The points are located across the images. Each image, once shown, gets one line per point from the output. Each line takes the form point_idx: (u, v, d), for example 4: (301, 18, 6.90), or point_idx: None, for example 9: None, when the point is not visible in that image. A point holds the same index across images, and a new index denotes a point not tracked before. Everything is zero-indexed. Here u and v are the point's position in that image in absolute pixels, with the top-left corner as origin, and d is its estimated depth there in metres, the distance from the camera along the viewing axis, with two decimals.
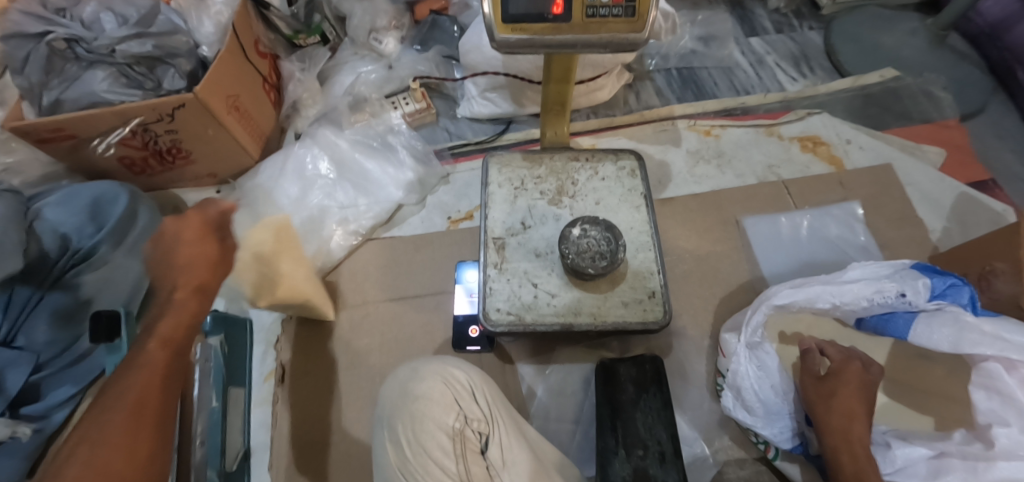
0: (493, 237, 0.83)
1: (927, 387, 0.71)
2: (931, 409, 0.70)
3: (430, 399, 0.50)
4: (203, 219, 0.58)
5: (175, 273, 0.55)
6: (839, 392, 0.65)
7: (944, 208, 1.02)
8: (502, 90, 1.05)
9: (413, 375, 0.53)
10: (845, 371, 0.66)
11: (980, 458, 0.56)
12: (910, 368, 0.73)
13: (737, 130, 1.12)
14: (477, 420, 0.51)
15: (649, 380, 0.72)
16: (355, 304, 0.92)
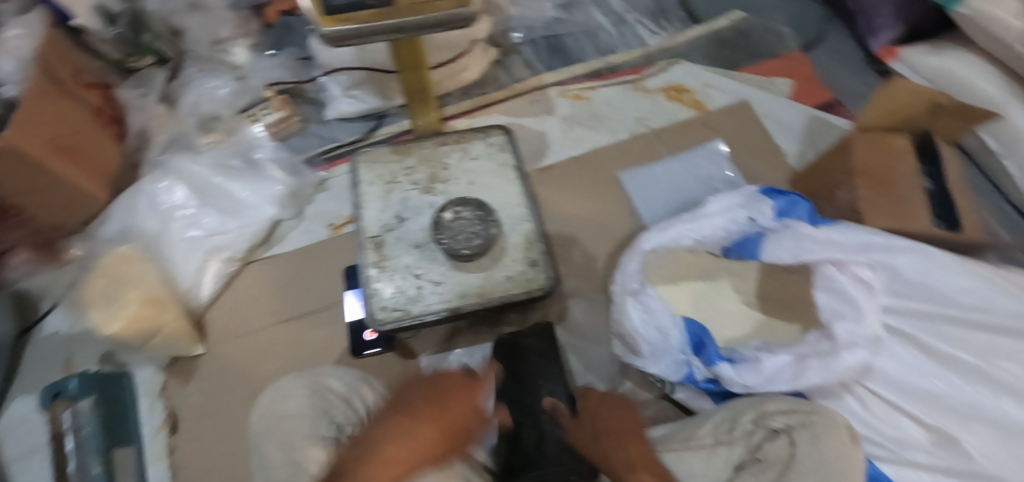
0: (370, 237, 0.81)
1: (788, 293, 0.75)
2: (787, 315, 0.74)
3: (300, 414, 0.55)
4: (460, 379, 0.59)
5: (414, 424, 0.54)
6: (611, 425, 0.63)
7: (797, 132, 1.10)
8: (365, 86, 1.01)
9: (280, 397, 0.58)
10: (597, 406, 0.66)
11: (829, 351, 0.65)
12: (778, 284, 0.76)
13: (607, 89, 1.13)
14: (352, 426, 0.57)
15: (550, 348, 0.74)
16: (245, 333, 0.87)
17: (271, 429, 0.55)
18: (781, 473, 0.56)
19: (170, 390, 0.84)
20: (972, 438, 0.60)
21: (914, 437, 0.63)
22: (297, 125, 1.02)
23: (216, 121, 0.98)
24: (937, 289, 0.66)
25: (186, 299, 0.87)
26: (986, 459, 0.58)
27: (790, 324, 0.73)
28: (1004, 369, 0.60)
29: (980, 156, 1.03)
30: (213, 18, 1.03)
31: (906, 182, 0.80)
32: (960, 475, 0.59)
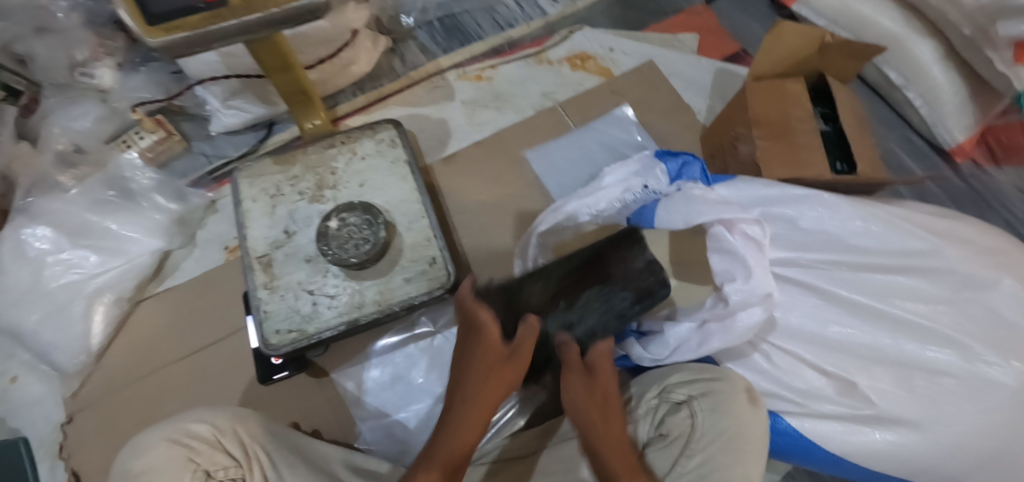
0: (257, 257, 0.76)
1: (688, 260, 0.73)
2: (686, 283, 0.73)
3: (155, 468, 0.55)
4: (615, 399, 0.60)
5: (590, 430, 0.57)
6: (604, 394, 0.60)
7: (706, 87, 1.07)
8: (245, 95, 0.92)
9: (134, 450, 0.57)
10: (599, 355, 0.61)
11: (725, 315, 0.62)
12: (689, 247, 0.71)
13: (508, 66, 1.07)
14: (224, 470, 0.58)
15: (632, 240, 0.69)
16: (143, 376, 0.82)
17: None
18: (684, 447, 0.57)
19: (69, 448, 0.79)
20: (875, 384, 0.58)
21: (819, 388, 0.60)
22: (179, 145, 0.95)
23: (77, 153, 0.88)
24: (834, 236, 0.64)
25: (71, 349, 0.80)
26: (887, 402, 0.58)
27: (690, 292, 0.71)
28: (906, 308, 0.60)
29: (886, 90, 1.02)
30: (68, 38, 0.88)
31: (803, 127, 0.78)
32: (865, 421, 0.58)
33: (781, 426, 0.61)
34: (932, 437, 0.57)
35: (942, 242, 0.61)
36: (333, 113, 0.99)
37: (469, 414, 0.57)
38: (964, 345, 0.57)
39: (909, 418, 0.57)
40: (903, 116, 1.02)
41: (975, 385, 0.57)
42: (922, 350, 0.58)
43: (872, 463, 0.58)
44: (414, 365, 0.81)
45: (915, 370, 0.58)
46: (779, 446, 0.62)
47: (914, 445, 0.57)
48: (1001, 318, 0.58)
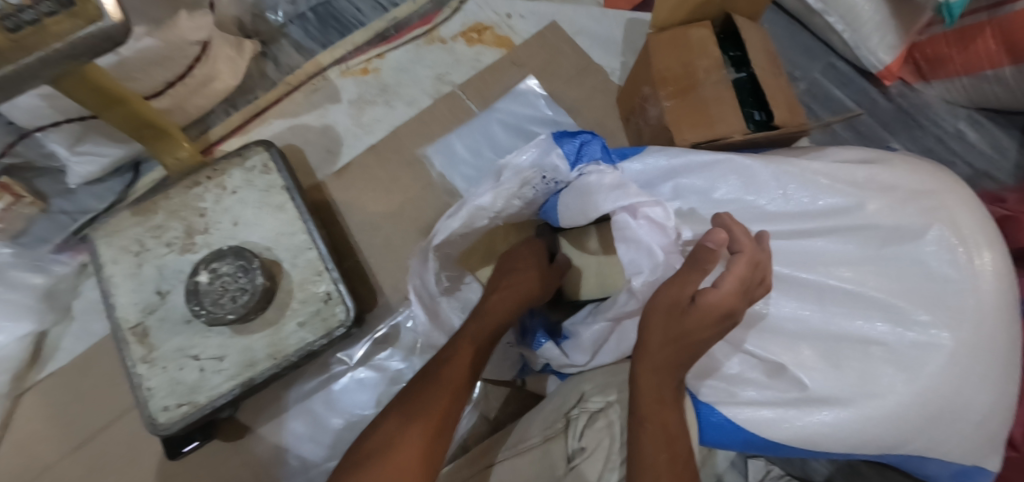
0: (128, 328, 0.67)
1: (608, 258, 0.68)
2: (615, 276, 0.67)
3: None
4: (715, 328, 0.46)
5: (658, 384, 0.49)
6: (702, 330, 0.46)
7: (616, 43, 0.97)
8: (95, 136, 0.80)
9: None
10: (730, 283, 0.46)
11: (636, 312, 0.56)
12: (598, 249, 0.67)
13: (395, 52, 0.95)
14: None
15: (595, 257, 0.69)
16: (38, 477, 0.74)
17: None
18: (607, 460, 0.53)
19: None
20: (803, 364, 0.53)
21: (743, 373, 0.55)
22: (33, 207, 0.83)
23: None
24: (747, 203, 0.58)
25: None
26: (818, 382, 0.52)
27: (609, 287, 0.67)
28: (835, 274, 0.54)
29: (804, 16, 0.95)
30: None
31: (710, 78, 0.70)
32: (797, 405, 0.53)
33: (713, 418, 0.55)
34: (869, 412, 0.51)
35: (863, 194, 0.55)
36: (204, 139, 0.88)
37: (489, 306, 0.63)
38: (897, 308, 0.53)
39: (841, 397, 0.52)
40: (824, 41, 0.96)
41: (905, 351, 0.52)
42: (853, 320, 0.53)
43: (811, 446, 0.53)
44: (333, 404, 0.76)
45: (840, 341, 0.53)
46: (712, 440, 0.56)
47: (854, 423, 0.51)
48: (927, 271, 0.53)
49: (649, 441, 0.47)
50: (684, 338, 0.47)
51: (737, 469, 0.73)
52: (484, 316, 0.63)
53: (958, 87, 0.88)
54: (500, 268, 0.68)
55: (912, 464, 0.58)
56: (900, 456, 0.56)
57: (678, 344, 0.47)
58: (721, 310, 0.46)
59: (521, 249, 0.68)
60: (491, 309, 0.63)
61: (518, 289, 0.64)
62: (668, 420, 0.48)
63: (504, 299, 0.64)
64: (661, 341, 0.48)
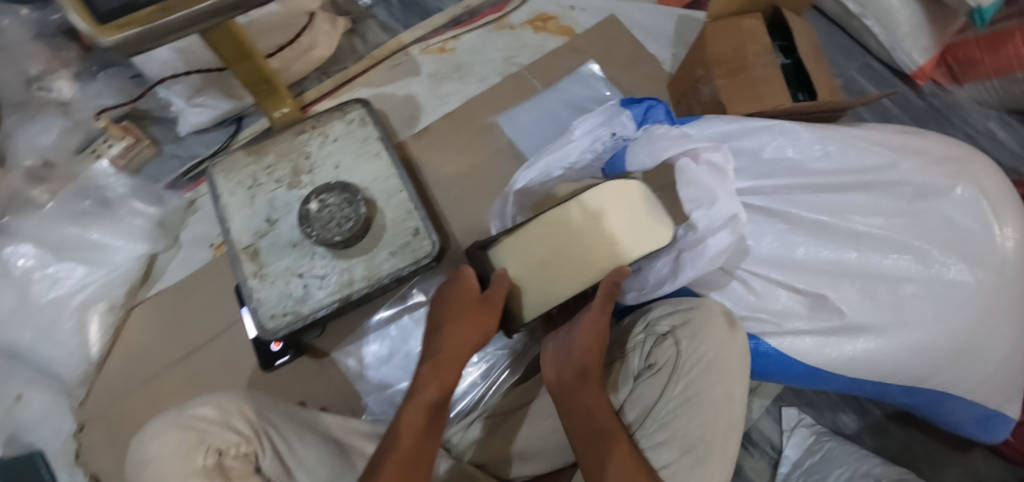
0: (242, 248, 0.77)
1: (617, 230, 0.65)
2: (648, 234, 0.64)
3: (167, 459, 0.53)
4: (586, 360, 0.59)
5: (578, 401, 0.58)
6: (593, 361, 0.60)
7: (668, 37, 1.06)
8: (209, 91, 0.91)
9: (146, 441, 0.55)
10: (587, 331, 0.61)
11: (694, 242, 0.64)
12: (559, 247, 0.65)
13: (469, 36, 1.05)
14: (235, 446, 0.56)
15: (566, 242, 0.65)
16: (145, 380, 0.83)
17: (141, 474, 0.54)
18: (671, 373, 0.59)
19: (83, 456, 0.80)
20: (844, 297, 0.61)
21: (790, 306, 0.63)
22: (149, 150, 0.94)
23: (47, 168, 0.87)
24: (793, 163, 0.65)
25: (73, 361, 0.81)
26: (855, 311, 0.61)
27: (620, 260, 0.64)
28: (866, 223, 0.62)
29: (844, 21, 1.03)
30: (17, 55, 0.88)
31: (760, 61, 0.79)
32: (836, 333, 0.61)
33: (761, 347, 0.63)
34: (898, 340, 0.60)
35: (898, 156, 0.63)
36: (300, 100, 0.99)
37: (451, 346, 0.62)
38: (926, 252, 0.61)
39: (875, 324, 0.60)
40: (862, 43, 1.04)
41: (935, 287, 0.60)
42: (887, 261, 0.61)
43: (848, 371, 0.61)
44: (408, 334, 0.85)
45: (876, 280, 0.61)
46: (760, 367, 0.64)
47: (890, 349, 0.60)
48: (950, 224, 0.61)
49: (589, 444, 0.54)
50: (589, 368, 0.59)
51: (772, 416, 0.81)
52: (443, 356, 0.61)
53: (988, 89, 0.95)
54: (441, 305, 0.65)
55: (935, 405, 0.66)
56: (925, 391, 0.63)
57: (582, 376, 0.59)
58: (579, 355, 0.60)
59: (463, 278, 0.66)
60: (451, 349, 0.62)
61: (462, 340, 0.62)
62: (599, 419, 0.55)
63: (458, 336, 0.62)
64: (556, 381, 0.61)
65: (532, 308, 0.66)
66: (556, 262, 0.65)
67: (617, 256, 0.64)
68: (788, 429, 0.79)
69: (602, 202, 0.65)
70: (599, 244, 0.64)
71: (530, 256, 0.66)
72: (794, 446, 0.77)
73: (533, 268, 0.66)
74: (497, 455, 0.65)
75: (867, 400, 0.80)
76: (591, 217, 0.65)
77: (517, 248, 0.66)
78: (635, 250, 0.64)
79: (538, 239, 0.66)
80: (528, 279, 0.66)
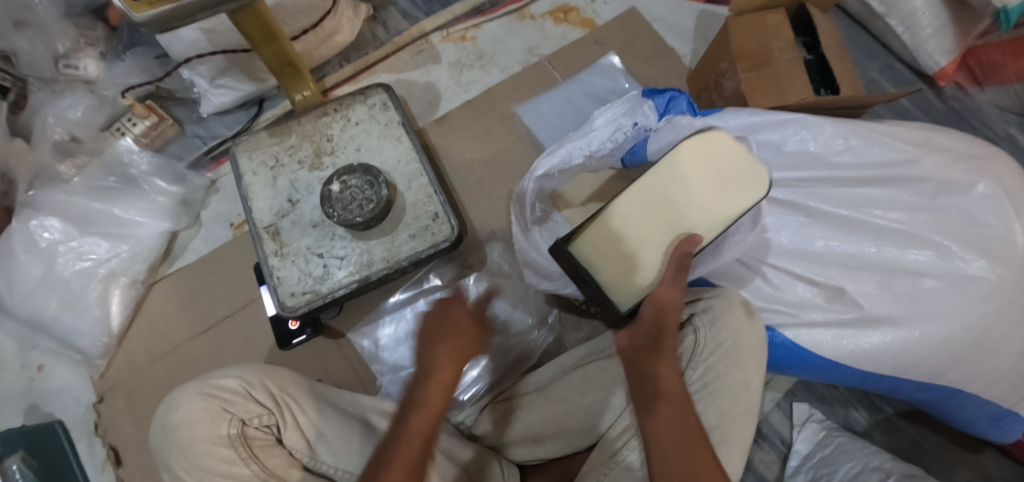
0: (264, 227, 0.78)
1: (708, 190, 0.61)
2: (742, 186, 0.61)
3: (192, 422, 0.57)
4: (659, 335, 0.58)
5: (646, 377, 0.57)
6: (670, 327, 0.58)
7: (690, 31, 1.05)
8: (233, 72, 0.92)
9: (171, 405, 0.58)
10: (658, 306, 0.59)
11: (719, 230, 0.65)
12: (644, 223, 0.64)
13: (490, 25, 1.05)
14: (258, 417, 0.58)
15: (652, 215, 0.63)
16: (164, 354, 0.85)
17: (171, 441, 0.57)
18: (689, 358, 0.60)
19: (103, 426, 0.82)
20: (861, 289, 0.62)
21: (807, 297, 0.64)
22: (173, 129, 0.96)
23: (74, 142, 0.89)
24: (814, 156, 0.66)
25: (94, 333, 0.83)
26: (874, 303, 0.61)
27: (717, 221, 0.61)
28: (886, 216, 0.63)
29: (866, 20, 1.03)
30: (47, 32, 0.89)
31: (783, 56, 0.79)
32: (855, 325, 0.62)
33: (776, 339, 0.64)
34: (915, 334, 0.60)
35: (920, 151, 0.64)
36: (321, 85, 1.00)
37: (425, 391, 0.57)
38: (944, 247, 0.61)
39: (893, 317, 0.61)
40: (884, 43, 1.03)
41: (954, 281, 0.60)
42: (906, 254, 0.61)
43: (863, 363, 0.62)
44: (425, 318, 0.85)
45: (894, 272, 0.62)
46: (774, 358, 0.65)
47: (906, 342, 0.60)
48: (971, 219, 0.61)
49: (663, 415, 0.54)
50: (665, 334, 0.58)
51: (783, 410, 0.81)
52: (432, 385, 0.57)
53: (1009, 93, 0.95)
54: (426, 333, 0.61)
55: (948, 402, 0.66)
56: (939, 388, 0.63)
57: (657, 342, 0.58)
58: (654, 328, 0.58)
59: (444, 306, 0.63)
60: (439, 377, 0.58)
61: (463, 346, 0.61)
62: (670, 389, 0.56)
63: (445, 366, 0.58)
64: (630, 355, 0.60)
65: (630, 292, 0.64)
66: (646, 237, 0.64)
67: (711, 216, 0.61)
68: (798, 424, 0.79)
69: (686, 165, 0.62)
70: (685, 209, 0.62)
71: (614, 241, 0.65)
72: (803, 440, 0.77)
73: (620, 254, 0.65)
74: (513, 435, 0.67)
75: (878, 397, 0.80)
76: (675, 183, 0.63)
77: (601, 235, 0.65)
78: (730, 209, 0.61)
79: (620, 227, 0.65)
80: (619, 266, 0.65)
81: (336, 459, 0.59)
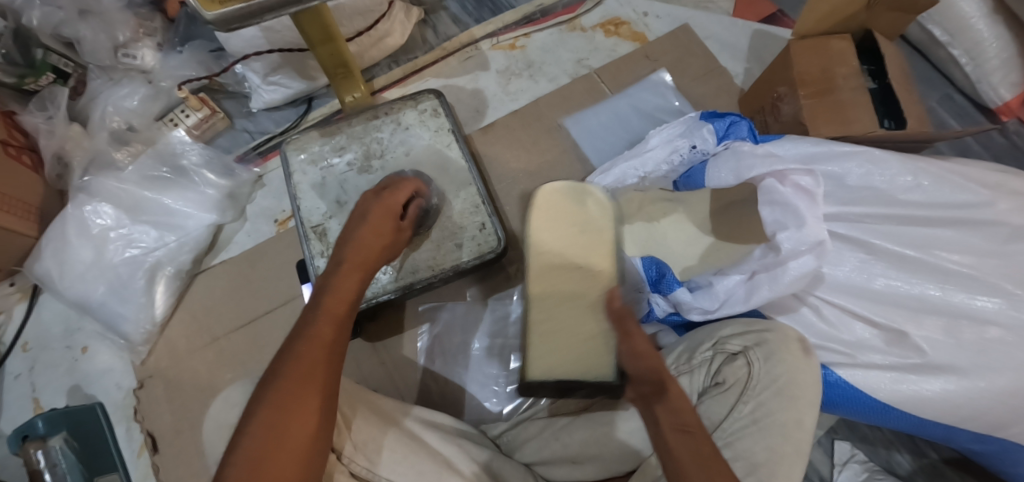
0: (312, 227, 0.80)
1: (575, 246, 0.76)
2: (594, 224, 0.77)
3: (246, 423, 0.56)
4: (658, 376, 0.53)
5: (664, 421, 0.51)
6: (664, 366, 0.55)
7: (744, 50, 1.03)
8: (285, 70, 0.92)
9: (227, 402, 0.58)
10: (647, 352, 0.55)
11: (775, 263, 0.63)
12: (568, 293, 0.74)
13: (541, 34, 1.04)
14: None
15: (557, 275, 0.75)
16: (205, 345, 0.86)
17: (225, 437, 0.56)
18: (741, 393, 0.59)
19: (142, 412, 0.83)
20: (924, 333, 0.61)
21: (865, 339, 0.63)
22: (223, 122, 0.97)
23: (130, 132, 0.91)
24: (879, 192, 0.65)
25: (138, 319, 0.84)
26: (937, 351, 0.60)
27: (603, 260, 0.75)
28: (950, 259, 0.62)
29: (928, 48, 0.99)
30: (109, 21, 0.92)
31: (847, 84, 0.77)
32: (915, 370, 0.61)
33: (828, 377, 0.63)
34: (980, 385, 0.58)
35: (993, 195, 0.62)
36: (370, 87, 1.01)
37: (325, 309, 0.52)
38: (1015, 294, 0.59)
39: (957, 366, 0.59)
40: (944, 73, 1.00)
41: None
42: (971, 300, 0.60)
43: (919, 411, 0.61)
44: (468, 330, 0.85)
45: (959, 318, 0.60)
46: (826, 398, 0.64)
47: (967, 391, 0.59)
48: None
49: (688, 455, 0.48)
50: (665, 373, 0.54)
51: (823, 448, 0.79)
52: (334, 291, 0.54)
53: None
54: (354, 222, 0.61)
55: (1004, 456, 0.63)
56: (997, 440, 0.61)
57: (663, 385, 0.53)
58: (652, 374, 0.53)
59: (372, 209, 0.62)
60: (362, 257, 0.57)
61: (365, 263, 0.57)
62: (688, 421, 0.51)
63: (353, 273, 0.56)
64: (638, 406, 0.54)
65: (606, 365, 0.70)
66: (571, 309, 0.73)
67: (589, 256, 0.76)
68: (839, 464, 0.77)
69: (552, 245, 0.76)
70: (571, 263, 0.75)
71: (559, 345, 0.72)
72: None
73: (570, 340, 0.72)
74: (551, 454, 0.66)
75: (925, 441, 0.77)
76: (556, 254, 0.76)
77: (547, 353, 0.72)
78: (603, 247, 0.76)
79: (555, 315, 0.73)
80: (575, 355, 0.71)
81: (382, 468, 0.57)
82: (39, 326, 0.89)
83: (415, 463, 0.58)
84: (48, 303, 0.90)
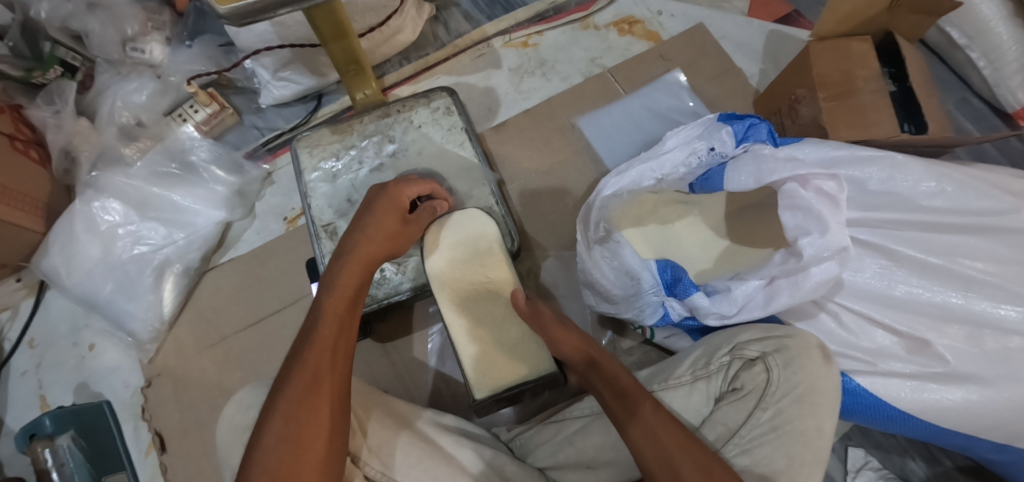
0: (322, 225, 0.79)
1: (465, 264, 0.69)
2: (479, 235, 0.70)
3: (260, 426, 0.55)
4: (578, 348, 0.59)
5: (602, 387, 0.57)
6: (588, 339, 0.60)
7: (759, 50, 1.01)
8: (295, 66, 0.91)
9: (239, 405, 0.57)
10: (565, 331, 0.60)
11: (797, 269, 0.62)
12: (483, 303, 0.68)
13: (553, 32, 1.03)
14: None
15: (464, 283, 0.69)
16: (213, 344, 0.85)
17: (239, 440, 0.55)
18: (759, 400, 0.58)
19: (150, 411, 0.82)
20: (947, 341, 0.60)
21: (886, 346, 0.62)
22: (232, 118, 0.96)
23: (138, 127, 0.90)
24: (903, 197, 0.63)
25: (145, 317, 0.83)
26: (960, 360, 0.59)
27: (501, 268, 0.69)
28: (974, 267, 0.61)
29: (945, 50, 0.98)
30: (118, 15, 0.90)
31: (868, 86, 0.76)
32: (936, 379, 0.60)
33: (849, 385, 0.63)
34: (1003, 395, 0.58)
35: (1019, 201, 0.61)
36: (380, 84, 1.00)
37: (328, 310, 0.52)
38: None
39: (980, 375, 0.58)
40: (962, 76, 0.99)
41: None
42: (996, 309, 0.59)
43: (938, 419, 0.60)
44: None
45: (981, 326, 0.59)
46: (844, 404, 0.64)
47: (989, 401, 0.58)
48: None
49: (639, 421, 0.52)
50: (590, 344, 0.60)
51: (837, 454, 0.78)
52: (334, 291, 0.54)
53: None
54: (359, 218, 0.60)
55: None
56: (1018, 451, 0.60)
57: (594, 359, 0.59)
58: (576, 352, 0.59)
59: (380, 199, 0.61)
60: (366, 253, 0.57)
61: (370, 259, 0.57)
62: (625, 385, 0.56)
63: (353, 269, 0.56)
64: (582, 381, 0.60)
65: (542, 358, 0.65)
66: (490, 318, 0.67)
67: (484, 266, 0.69)
68: (852, 470, 0.77)
69: (437, 272, 0.69)
70: (469, 279, 0.69)
71: (489, 357, 0.66)
72: None
73: (502, 345, 0.66)
74: (565, 459, 0.65)
75: (940, 449, 0.77)
76: (449, 276, 0.69)
77: (485, 368, 0.66)
78: (496, 253, 0.69)
79: (476, 330, 0.67)
80: (512, 362, 0.66)
81: (396, 472, 0.56)
82: (46, 323, 0.88)
83: (431, 467, 0.57)
84: (55, 299, 0.89)
